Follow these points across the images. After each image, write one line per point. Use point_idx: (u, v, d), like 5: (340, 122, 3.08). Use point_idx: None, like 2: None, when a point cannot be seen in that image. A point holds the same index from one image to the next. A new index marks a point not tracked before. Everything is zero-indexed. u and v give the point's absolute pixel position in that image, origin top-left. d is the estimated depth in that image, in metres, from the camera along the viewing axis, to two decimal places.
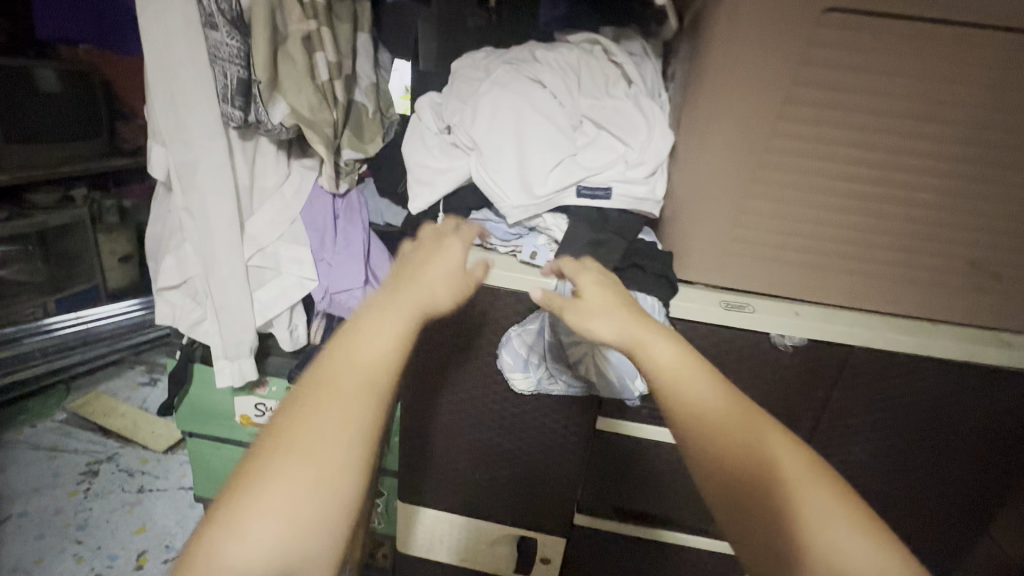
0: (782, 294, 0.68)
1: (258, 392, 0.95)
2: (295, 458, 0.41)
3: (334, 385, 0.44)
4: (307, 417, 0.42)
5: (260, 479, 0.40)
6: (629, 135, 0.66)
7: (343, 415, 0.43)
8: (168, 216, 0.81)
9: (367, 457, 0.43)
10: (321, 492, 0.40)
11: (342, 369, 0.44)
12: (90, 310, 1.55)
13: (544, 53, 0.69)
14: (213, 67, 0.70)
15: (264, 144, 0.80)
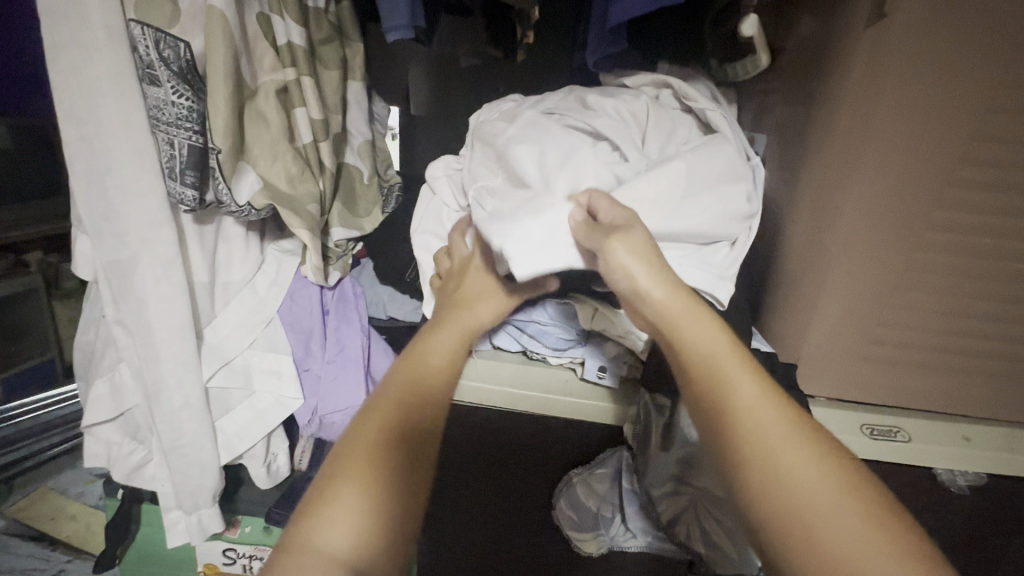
0: (936, 410, 0.51)
1: (227, 536, 0.73)
2: (361, 459, 0.38)
3: (391, 397, 0.43)
4: (367, 427, 0.41)
5: (330, 485, 0.37)
6: (721, 186, 0.47)
7: (398, 421, 0.41)
8: (101, 323, 0.61)
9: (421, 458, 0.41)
10: (407, 471, 0.39)
11: (397, 384, 0.44)
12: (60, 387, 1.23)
13: (600, 97, 0.53)
14: (156, 135, 0.52)
15: (229, 227, 0.62)
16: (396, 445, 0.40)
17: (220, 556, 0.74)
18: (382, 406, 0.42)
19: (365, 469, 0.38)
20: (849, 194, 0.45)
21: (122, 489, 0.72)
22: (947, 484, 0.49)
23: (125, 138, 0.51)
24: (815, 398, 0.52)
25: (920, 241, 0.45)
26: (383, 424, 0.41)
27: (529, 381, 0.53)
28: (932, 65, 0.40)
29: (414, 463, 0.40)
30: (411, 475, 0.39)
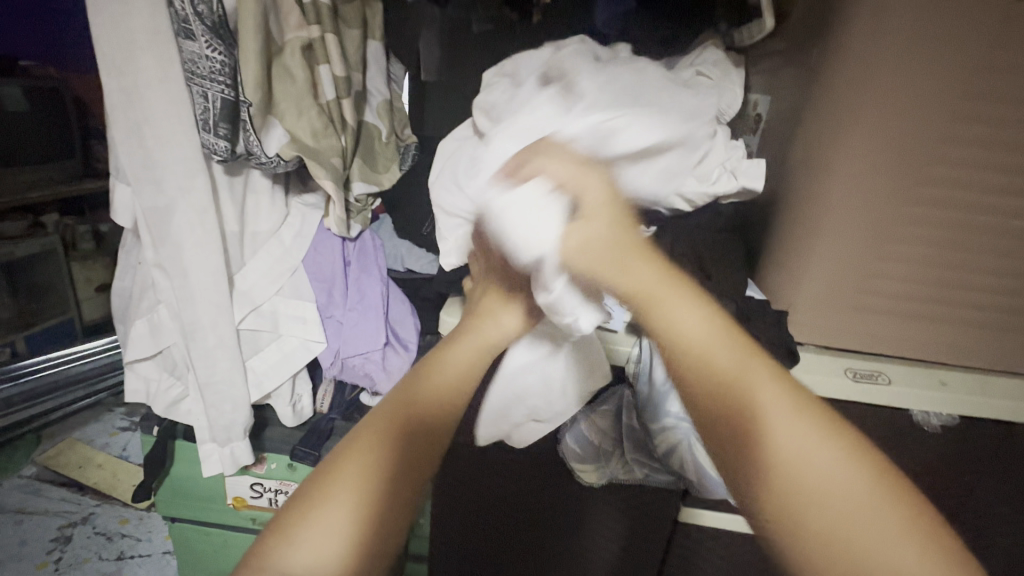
0: (917, 357, 0.55)
1: (254, 472, 0.78)
2: (341, 502, 0.35)
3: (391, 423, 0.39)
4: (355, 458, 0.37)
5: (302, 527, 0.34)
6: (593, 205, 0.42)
7: (393, 459, 0.37)
8: (139, 268, 0.65)
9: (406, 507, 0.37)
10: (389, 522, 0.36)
11: (404, 411, 0.40)
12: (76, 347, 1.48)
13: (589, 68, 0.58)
14: (190, 88, 0.54)
15: (256, 179, 0.65)
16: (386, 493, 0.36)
17: (248, 490, 0.79)
18: (375, 440, 0.38)
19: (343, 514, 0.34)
20: (842, 151, 0.48)
21: (157, 426, 0.77)
22: (923, 424, 0.54)
23: (162, 90, 0.54)
24: (805, 346, 0.56)
25: (909, 196, 0.48)
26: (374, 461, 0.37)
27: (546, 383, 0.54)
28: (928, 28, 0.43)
29: (398, 513, 0.36)
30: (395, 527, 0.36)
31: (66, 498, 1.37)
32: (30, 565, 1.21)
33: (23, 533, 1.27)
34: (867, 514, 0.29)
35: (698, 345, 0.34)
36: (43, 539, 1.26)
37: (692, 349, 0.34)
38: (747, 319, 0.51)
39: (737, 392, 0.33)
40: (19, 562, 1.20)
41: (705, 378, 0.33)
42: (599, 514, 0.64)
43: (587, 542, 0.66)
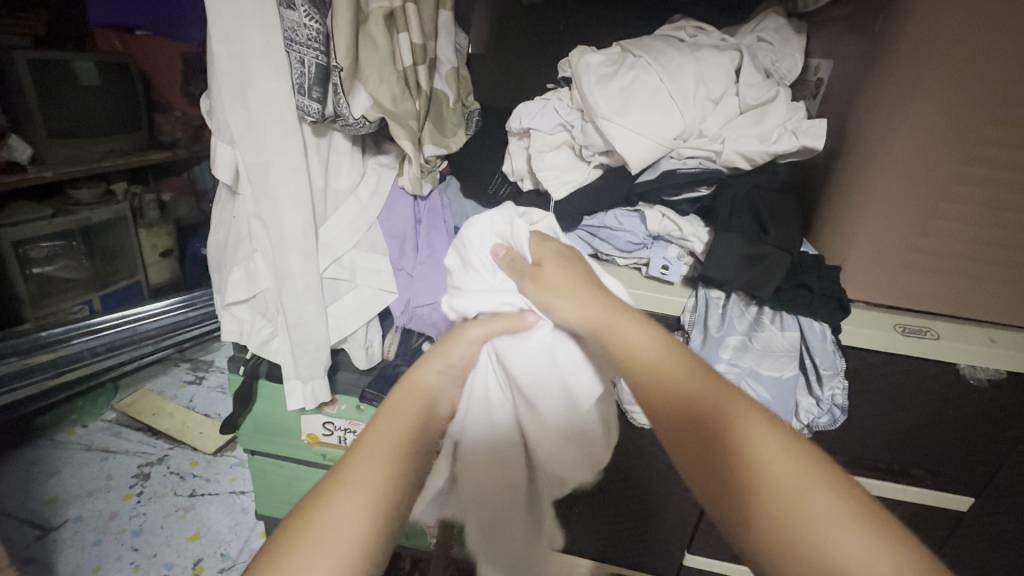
0: (967, 315, 0.57)
1: (327, 411, 0.86)
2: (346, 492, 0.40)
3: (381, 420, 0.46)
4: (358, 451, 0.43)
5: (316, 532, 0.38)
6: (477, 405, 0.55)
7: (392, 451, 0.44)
8: (235, 220, 0.73)
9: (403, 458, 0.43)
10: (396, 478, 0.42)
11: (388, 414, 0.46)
12: (135, 309, 1.62)
13: (654, 39, 0.63)
14: (290, 54, 0.60)
15: (338, 140, 0.71)
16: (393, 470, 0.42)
17: (321, 427, 0.88)
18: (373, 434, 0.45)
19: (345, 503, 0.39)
20: (904, 113, 0.51)
21: (243, 365, 0.86)
22: (969, 378, 0.56)
23: (265, 55, 0.60)
24: (855, 302, 0.59)
25: (968, 158, 0.50)
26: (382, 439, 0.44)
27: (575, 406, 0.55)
28: None
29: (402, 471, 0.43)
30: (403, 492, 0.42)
31: (144, 440, 1.51)
32: (116, 496, 1.35)
33: (109, 469, 1.42)
34: (813, 506, 0.34)
35: (676, 382, 0.41)
36: (125, 475, 1.41)
37: (656, 369, 0.42)
38: (803, 271, 0.54)
39: (701, 410, 0.39)
40: (107, 494, 1.35)
41: (667, 391, 0.41)
42: (645, 456, 0.69)
43: (632, 482, 0.72)
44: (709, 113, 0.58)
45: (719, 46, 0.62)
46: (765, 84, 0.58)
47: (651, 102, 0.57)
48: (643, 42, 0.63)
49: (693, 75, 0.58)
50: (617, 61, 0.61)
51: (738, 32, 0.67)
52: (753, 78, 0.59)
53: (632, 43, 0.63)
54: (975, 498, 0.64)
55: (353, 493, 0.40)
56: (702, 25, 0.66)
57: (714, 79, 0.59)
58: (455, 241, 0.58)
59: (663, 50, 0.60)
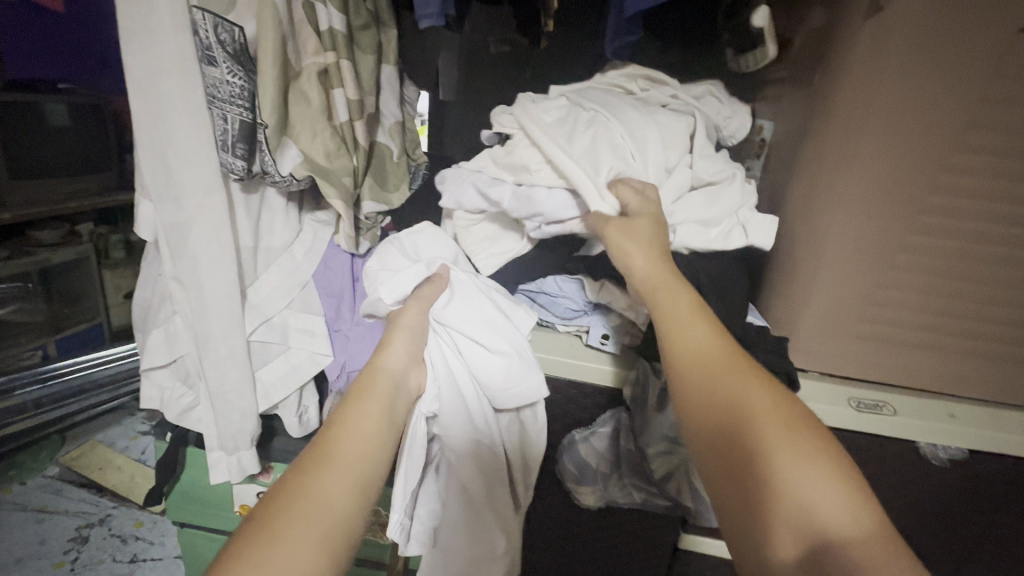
0: (922, 387, 0.54)
1: (261, 480, 0.79)
2: (329, 470, 0.42)
3: (367, 394, 0.47)
4: (338, 430, 0.45)
5: (305, 507, 0.39)
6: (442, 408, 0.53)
7: (369, 426, 0.46)
8: (158, 279, 0.68)
9: (383, 435, 0.46)
10: (367, 457, 0.44)
11: (365, 390, 0.48)
12: (108, 351, 1.57)
13: (601, 91, 0.61)
14: (212, 111, 0.57)
15: (272, 197, 0.68)
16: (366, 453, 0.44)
17: (254, 499, 0.80)
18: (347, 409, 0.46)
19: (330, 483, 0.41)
20: (846, 180, 0.49)
21: (170, 432, 0.79)
22: (930, 457, 0.53)
23: (185, 112, 0.57)
24: (806, 372, 0.56)
25: (915, 225, 0.48)
26: (361, 418, 0.46)
27: (516, 369, 0.53)
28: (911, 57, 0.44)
29: (373, 450, 0.45)
30: (377, 468, 0.44)
31: (87, 498, 1.40)
32: (47, 563, 1.23)
33: (43, 532, 1.30)
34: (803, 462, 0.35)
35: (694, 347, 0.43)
36: (61, 539, 1.29)
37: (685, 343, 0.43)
38: (746, 347, 0.52)
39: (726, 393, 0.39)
40: (38, 560, 1.23)
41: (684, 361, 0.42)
42: (597, 537, 0.63)
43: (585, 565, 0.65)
44: (673, 164, 0.53)
45: (672, 104, 0.60)
46: (710, 151, 0.56)
47: (612, 148, 0.52)
48: (592, 91, 0.61)
49: (651, 122, 0.54)
50: (566, 112, 0.58)
51: (688, 86, 0.64)
52: (707, 147, 0.56)
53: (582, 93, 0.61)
54: None
55: (341, 469, 0.42)
56: (651, 76, 0.63)
57: (674, 127, 0.54)
58: (384, 245, 0.59)
59: (614, 101, 0.58)
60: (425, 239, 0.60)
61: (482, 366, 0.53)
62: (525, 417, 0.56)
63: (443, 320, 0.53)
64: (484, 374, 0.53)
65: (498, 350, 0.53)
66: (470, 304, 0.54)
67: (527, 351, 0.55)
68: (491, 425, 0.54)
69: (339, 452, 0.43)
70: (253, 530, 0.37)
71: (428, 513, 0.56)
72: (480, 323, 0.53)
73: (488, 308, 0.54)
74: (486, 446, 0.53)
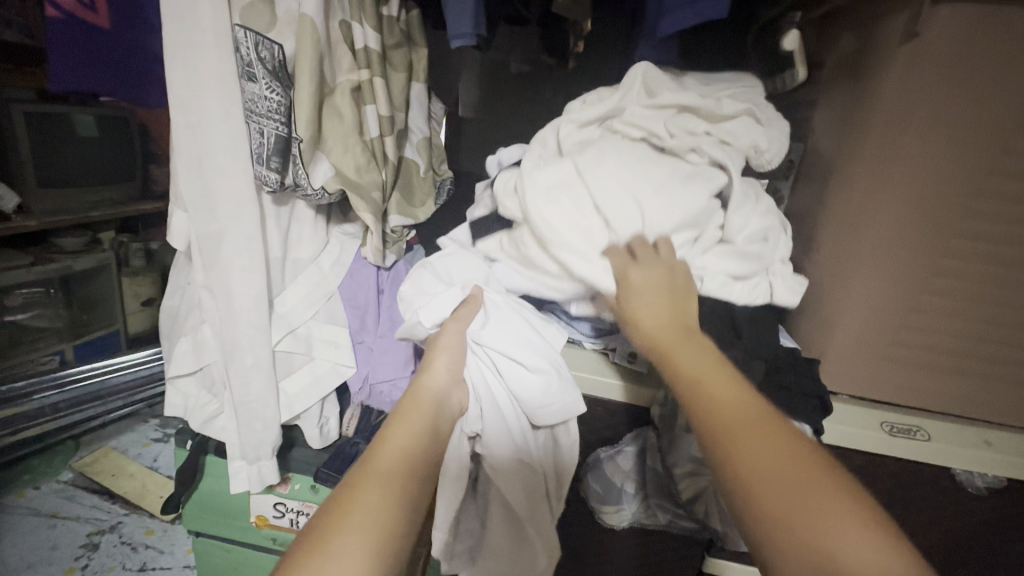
0: (957, 413, 0.53)
1: (278, 490, 0.79)
2: (376, 482, 0.42)
3: (411, 413, 0.49)
4: (384, 445, 0.46)
5: (354, 516, 0.39)
6: (482, 428, 0.53)
7: (413, 442, 0.47)
8: (186, 288, 0.69)
9: (426, 451, 0.47)
10: (412, 471, 0.45)
11: (410, 409, 0.49)
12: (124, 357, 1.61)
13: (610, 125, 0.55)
14: (249, 125, 0.59)
15: (301, 209, 0.69)
16: (410, 467, 0.45)
17: (270, 509, 0.80)
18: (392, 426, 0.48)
19: (376, 494, 0.41)
20: (881, 202, 0.48)
21: (191, 440, 0.79)
22: (966, 485, 0.51)
23: (223, 126, 0.58)
24: (838, 394, 0.55)
25: (944, 249, 0.48)
26: (405, 435, 0.47)
27: (554, 387, 0.52)
28: (948, 80, 0.44)
29: (417, 467, 0.46)
30: (422, 484, 0.45)
31: (98, 505, 1.39)
32: (57, 569, 1.23)
33: (55, 538, 1.29)
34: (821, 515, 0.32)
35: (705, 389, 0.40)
36: (72, 545, 1.28)
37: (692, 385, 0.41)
38: (777, 369, 0.51)
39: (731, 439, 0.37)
40: (48, 566, 1.23)
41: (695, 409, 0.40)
42: (619, 558, 0.62)
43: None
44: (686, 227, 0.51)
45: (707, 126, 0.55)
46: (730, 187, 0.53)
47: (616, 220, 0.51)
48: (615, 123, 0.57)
49: (661, 181, 0.51)
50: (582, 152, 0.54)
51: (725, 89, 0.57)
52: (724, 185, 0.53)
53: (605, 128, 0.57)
54: None
55: (388, 481, 0.43)
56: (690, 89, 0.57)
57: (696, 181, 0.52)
58: (421, 268, 0.61)
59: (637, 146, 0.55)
60: (461, 259, 0.62)
61: (519, 384, 0.53)
62: (560, 435, 0.56)
63: (479, 341, 0.53)
64: (522, 393, 0.53)
65: (535, 368, 0.53)
66: (507, 323, 0.55)
67: (565, 368, 0.54)
68: (530, 443, 0.54)
69: (386, 465, 0.44)
70: (307, 540, 0.38)
71: (468, 531, 0.59)
72: (518, 343, 0.54)
73: (524, 327, 0.55)
74: (527, 464, 0.53)
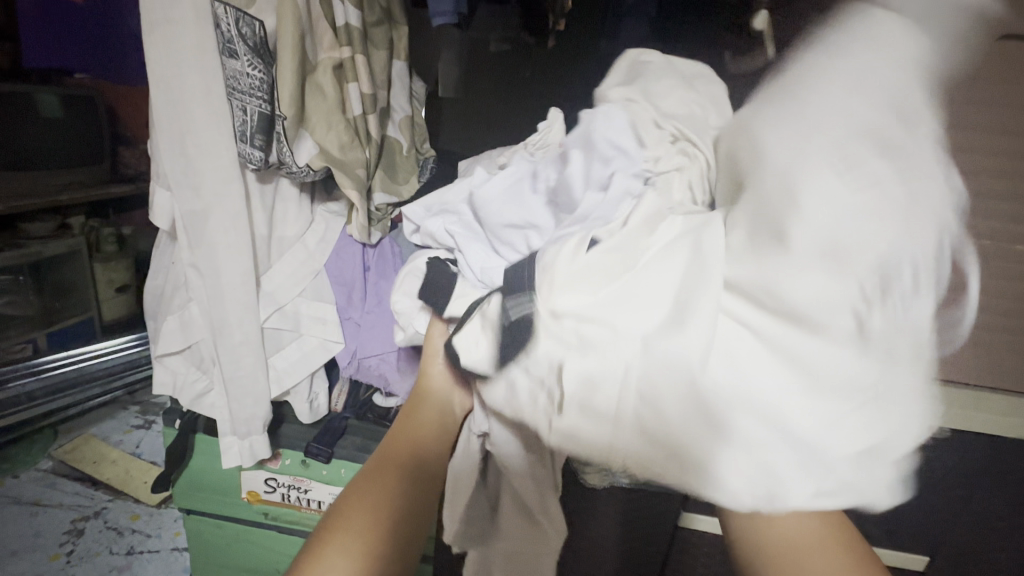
0: None
1: (269, 466, 0.80)
2: (382, 482, 0.48)
3: (413, 422, 0.55)
4: (389, 450, 0.51)
5: (361, 513, 0.44)
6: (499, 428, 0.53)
7: (415, 447, 0.52)
8: (171, 268, 0.69)
9: (427, 454, 0.52)
10: (416, 473, 0.50)
11: (413, 418, 0.55)
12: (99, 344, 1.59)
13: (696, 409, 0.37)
14: (231, 102, 0.59)
15: (285, 187, 0.70)
16: (411, 470, 0.50)
17: (262, 484, 0.82)
18: (396, 434, 0.53)
19: (380, 493, 0.46)
20: None
21: (179, 419, 0.80)
22: None
23: (205, 103, 0.58)
24: None
25: None
26: (407, 440, 0.52)
27: None
28: None
29: (419, 468, 0.51)
30: (426, 484, 0.50)
31: (81, 492, 1.38)
32: (43, 556, 1.22)
33: (38, 526, 1.28)
34: None
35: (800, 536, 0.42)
36: (56, 532, 1.28)
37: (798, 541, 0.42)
38: None
39: None
40: (32, 553, 1.22)
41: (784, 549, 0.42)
42: (602, 516, 0.66)
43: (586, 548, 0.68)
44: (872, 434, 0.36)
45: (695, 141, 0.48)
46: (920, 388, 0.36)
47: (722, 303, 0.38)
48: (588, 143, 0.48)
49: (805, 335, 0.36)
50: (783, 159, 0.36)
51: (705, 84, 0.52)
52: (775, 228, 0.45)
53: (582, 146, 0.48)
54: (931, 555, 0.64)
55: (393, 481, 0.48)
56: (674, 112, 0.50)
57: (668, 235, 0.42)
58: None
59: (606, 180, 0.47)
60: None
61: None
62: None
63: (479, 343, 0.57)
64: None
65: None
66: None
67: None
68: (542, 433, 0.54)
69: (392, 466, 0.50)
70: (321, 533, 0.43)
71: (478, 518, 0.61)
72: None
73: None
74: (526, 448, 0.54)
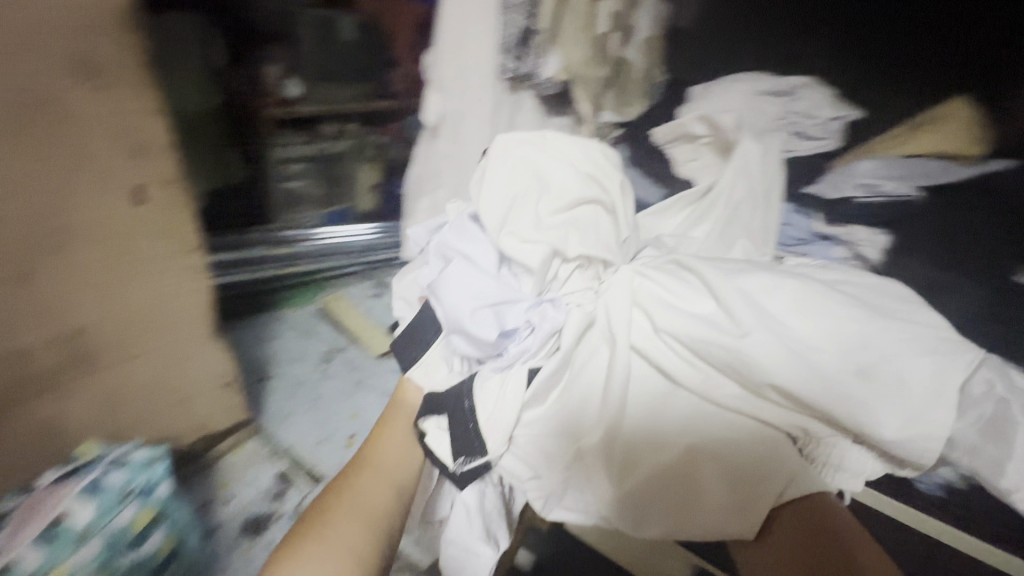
0: None
1: None
2: (337, 522, 0.59)
3: (362, 481, 0.65)
4: (349, 490, 0.63)
5: (304, 554, 0.56)
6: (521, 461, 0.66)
7: (372, 495, 0.64)
8: (430, 158, 0.84)
9: (383, 505, 0.64)
10: (364, 523, 0.61)
11: (370, 469, 0.67)
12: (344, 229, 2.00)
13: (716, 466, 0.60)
14: (502, 17, 0.69)
15: (527, 100, 0.79)
16: (360, 516, 0.61)
17: None
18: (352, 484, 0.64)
19: (322, 538, 0.58)
20: None
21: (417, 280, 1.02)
22: None
23: (483, 23, 0.71)
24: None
25: None
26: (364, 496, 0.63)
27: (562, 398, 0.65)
28: None
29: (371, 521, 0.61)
30: (370, 533, 0.60)
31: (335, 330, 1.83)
32: (309, 366, 1.66)
33: (306, 347, 1.72)
34: None
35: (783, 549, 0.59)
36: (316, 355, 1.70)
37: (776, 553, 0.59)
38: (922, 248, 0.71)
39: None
40: (302, 364, 1.66)
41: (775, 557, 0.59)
42: None
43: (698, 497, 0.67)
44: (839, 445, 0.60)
45: (580, 233, 0.67)
46: (957, 368, 0.55)
47: (727, 363, 0.60)
48: (486, 296, 0.63)
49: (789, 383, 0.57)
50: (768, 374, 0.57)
51: (566, 143, 0.71)
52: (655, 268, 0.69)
53: (485, 307, 0.63)
54: None
55: (341, 521, 0.60)
56: (560, 197, 0.68)
57: (599, 321, 0.66)
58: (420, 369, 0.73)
59: (523, 324, 0.64)
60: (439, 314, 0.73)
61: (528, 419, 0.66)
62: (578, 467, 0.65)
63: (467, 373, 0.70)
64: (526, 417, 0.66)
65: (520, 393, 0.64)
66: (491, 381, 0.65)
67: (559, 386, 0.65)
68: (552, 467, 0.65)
69: (350, 494, 0.63)
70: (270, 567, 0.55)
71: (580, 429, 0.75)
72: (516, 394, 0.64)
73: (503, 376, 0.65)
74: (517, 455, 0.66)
